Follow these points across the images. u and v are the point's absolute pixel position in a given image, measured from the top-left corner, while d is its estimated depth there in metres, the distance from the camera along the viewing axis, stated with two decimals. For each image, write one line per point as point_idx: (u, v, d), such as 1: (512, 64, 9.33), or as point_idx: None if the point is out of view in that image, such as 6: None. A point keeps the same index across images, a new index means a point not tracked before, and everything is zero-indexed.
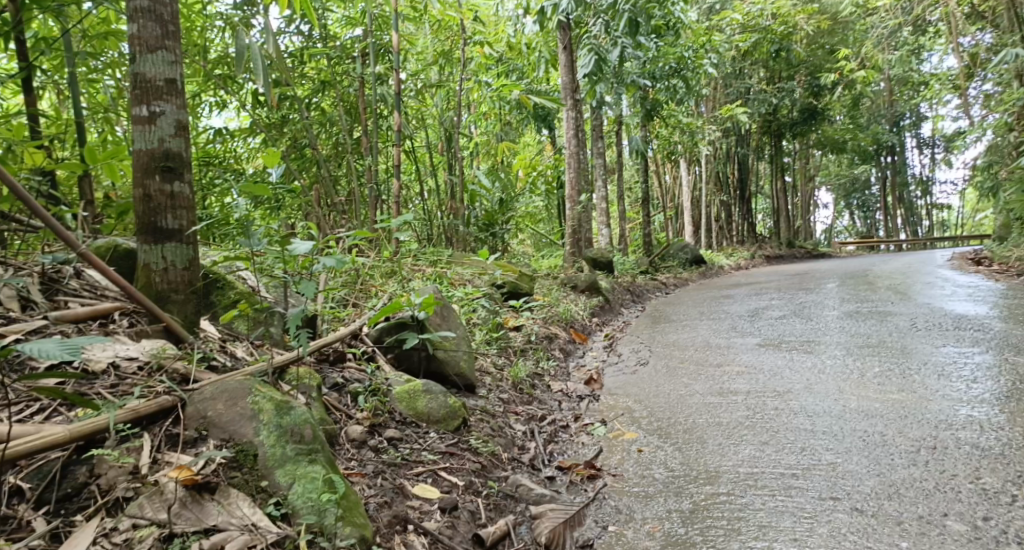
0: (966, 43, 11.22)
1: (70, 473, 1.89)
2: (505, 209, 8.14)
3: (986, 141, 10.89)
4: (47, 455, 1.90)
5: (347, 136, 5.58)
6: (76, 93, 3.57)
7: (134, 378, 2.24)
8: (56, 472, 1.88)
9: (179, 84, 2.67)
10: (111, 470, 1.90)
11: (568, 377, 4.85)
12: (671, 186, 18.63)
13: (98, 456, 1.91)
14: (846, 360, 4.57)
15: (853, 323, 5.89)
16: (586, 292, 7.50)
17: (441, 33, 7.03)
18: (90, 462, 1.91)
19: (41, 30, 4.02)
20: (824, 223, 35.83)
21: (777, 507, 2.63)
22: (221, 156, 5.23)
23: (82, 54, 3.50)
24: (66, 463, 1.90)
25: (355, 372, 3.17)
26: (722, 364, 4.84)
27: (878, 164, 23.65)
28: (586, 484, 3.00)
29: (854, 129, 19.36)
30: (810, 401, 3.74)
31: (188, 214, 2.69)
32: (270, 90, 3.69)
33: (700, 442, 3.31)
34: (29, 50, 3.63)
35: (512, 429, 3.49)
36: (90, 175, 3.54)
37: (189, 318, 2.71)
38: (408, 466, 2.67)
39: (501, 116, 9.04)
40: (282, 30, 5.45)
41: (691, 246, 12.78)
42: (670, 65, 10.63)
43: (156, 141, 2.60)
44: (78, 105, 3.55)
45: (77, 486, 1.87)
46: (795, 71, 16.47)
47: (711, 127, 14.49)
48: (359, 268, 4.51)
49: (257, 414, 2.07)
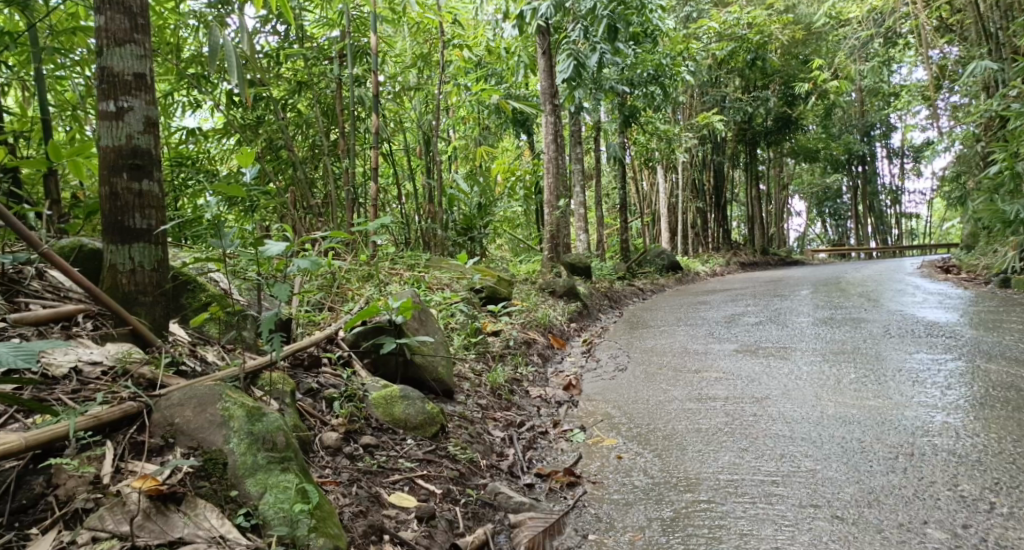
0: (936, 55, 11.40)
1: (25, 484, 1.79)
2: (484, 214, 8.10)
3: (955, 151, 11.10)
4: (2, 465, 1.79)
5: (324, 139, 5.50)
6: (42, 89, 3.46)
7: (97, 384, 2.13)
8: (10, 482, 1.78)
9: (148, 79, 2.58)
10: (70, 480, 1.81)
11: (545, 383, 4.80)
12: (648, 193, 18.74)
13: (56, 466, 1.81)
14: (822, 366, 4.58)
15: (828, 330, 5.92)
16: (564, 297, 7.47)
17: (419, 35, 6.98)
18: (48, 472, 1.81)
19: (5, 25, 3.90)
20: (799, 229, 36.28)
21: (758, 515, 2.60)
22: (193, 157, 5.12)
23: (48, 50, 3.39)
24: (22, 473, 1.79)
25: (330, 377, 3.10)
26: (700, 370, 4.83)
27: (849, 173, 24.02)
28: (566, 492, 2.95)
29: (826, 138, 19.62)
30: (788, 407, 3.73)
31: (157, 213, 2.59)
32: (245, 89, 3.61)
33: (680, 449, 3.28)
34: None
35: (490, 436, 3.43)
36: (56, 173, 3.43)
37: (157, 321, 2.62)
38: (385, 474, 2.60)
39: (479, 121, 9.01)
40: (258, 30, 5.35)
41: (667, 252, 12.86)
42: (648, 72, 10.68)
43: (124, 137, 2.52)
44: (43, 102, 3.43)
45: (33, 497, 1.77)
46: (770, 79, 16.66)
47: (688, 134, 14.57)
48: (335, 271, 4.44)
49: (227, 420, 1.98)
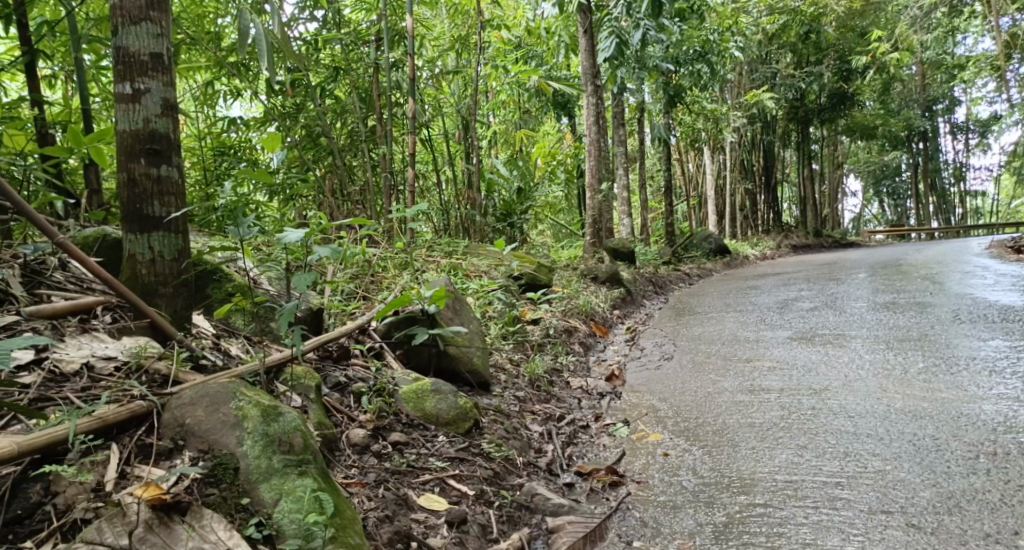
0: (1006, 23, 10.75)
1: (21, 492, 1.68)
2: (523, 198, 7.92)
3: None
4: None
5: (361, 125, 5.37)
6: (84, 79, 3.41)
7: (108, 381, 2.03)
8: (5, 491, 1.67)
9: (166, 60, 2.46)
10: (70, 488, 1.70)
11: (588, 372, 4.62)
12: (694, 175, 18.30)
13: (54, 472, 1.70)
14: (886, 355, 4.29)
15: (890, 315, 5.58)
16: (607, 283, 7.26)
17: (457, 17, 6.83)
18: (46, 479, 1.71)
19: (48, 16, 3.89)
20: (854, 210, 35.15)
21: (823, 522, 2.38)
22: (235, 146, 5.08)
23: (88, 38, 3.33)
24: (18, 480, 1.69)
25: (360, 370, 2.97)
26: (752, 358, 4.59)
27: (910, 151, 23.05)
28: (609, 493, 2.78)
29: (885, 114, 18.79)
30: (850, 400, 3.48)
31: (177, 201, 2.48)
32: (275, 74, 3.51)
33: (731, 446, 3.07)
34: (37, 34, 3.48)
35: (528, 431, 3.27)
36: (97, 164, 3.39)
37: (178, 313, 2.51)
38: (414, 475, 2.47)
39: (520, 104, 8.82)
40: (295, 17, 5.24)
41: (715, 236, 12.51)
42: (695, 48, 10.37)
43: (142, 121, 2.40)
44: (85, 92, 3.38)
45: (29, 507, 1.66)
46: (825, 54, 16.06)
47: (737, 114, 14.11)
48: (369, 259, 4.31)
49: (241, 421, 1.86)
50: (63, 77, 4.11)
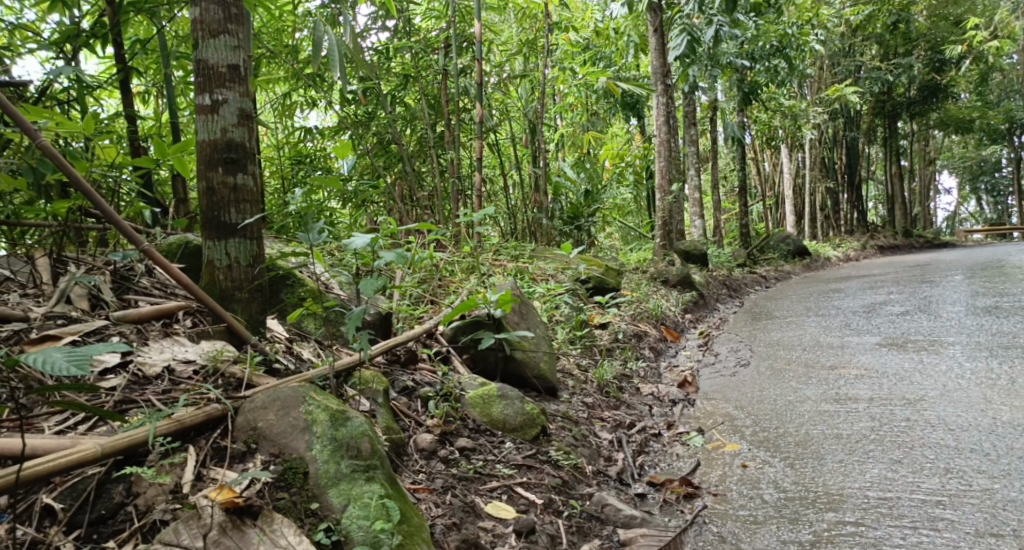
0: None
1: (105, 492, 1.75)
2: (591, 201, 7.85)
3: None
4: (85, 471, 1.76)
5: (431, 130, 5.43)
6: (173, 92, 3.57)
7: (187, 384, 2.09)
8: (90, 491, 1.74)
9: (242, 71, 2.52)
10: (150, 489, 1.75)
11: (659, 379, 4.53)
12: (770, 174, 17.78)
13: (135, 473, 1.76)
14: (989, 364, 4.10)
15: (991, 320, 5.28)
16: (678, 286, 7.11)
17: (526, 21, 6.85)
18: (128, 480, 1.77)
19: (140, 33, 4.10)
20: (945, 208, 33.39)
21: (924, 544, 2.34)
22: (311, 155, 5.21)
23: (175, 53, 3.49)
24: (103, 481, 1.76)
25: (427, 375, 2.98)
26: (836, 366, 4.42)
27: (1009, 145, 21.76)
28: (682, 505, 2.73)
29: (982, 106, 17.80)
30: (949, 412, 3.39)
31: (253, 208, 2.53)
32: (345, 85, 3.57)
33: (816, 459, 3.02)
34: (130, 50, 3.67)
35: (597, 438, 3.23)
36: (183, 174, 3.52)
37: (254, 317, 2.57)
38: (482, 481, 2.46)
39: (588, 107, 8.76)
40: (368, 27, 5.32)
41: (793, 237, 12.11)
42: (772, 43, 10.07)
43: (220, 131, 2.46)
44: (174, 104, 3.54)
45: (112, 507, 1.72)
46: (914, 44, 15.29)
47: (817, 109, 13.64)
48: (437, 263, 4.34)
49: (310, 425, 1.88)
50: (154, 93, 4.32)
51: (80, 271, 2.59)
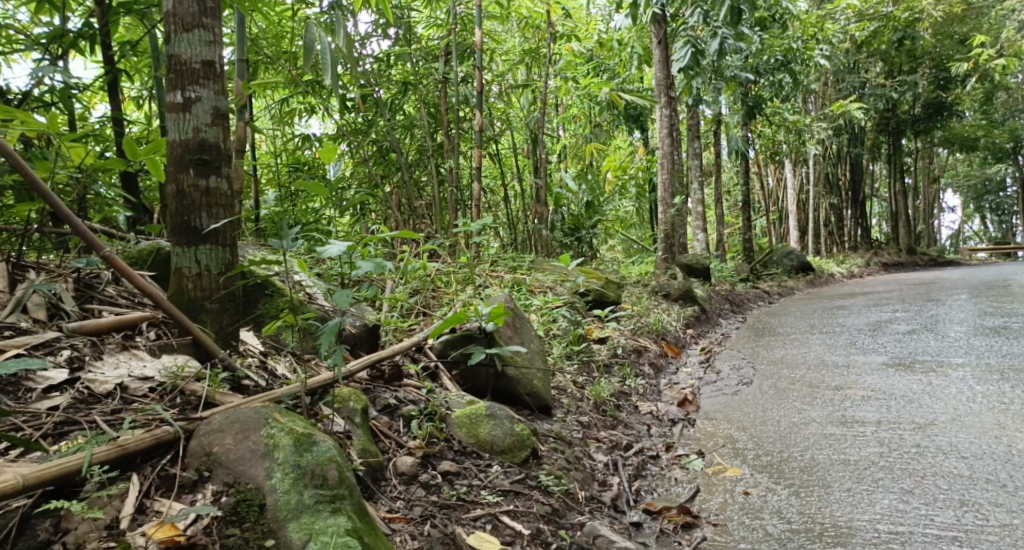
0: None
1: (29, 528, 1.62)
2: (592, 212, 7.72)
3: None
4: (8, 504, 1.63)
5: (428, 139, 5.28)
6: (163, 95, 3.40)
7: (139, 402, 2.03)
8: (12, 527, 1.60)
9: (218, 67, 2.37)
10: (82, 525, 1.64)
11: (658, 397, 4.36)
12: (775, 189, 17.65)
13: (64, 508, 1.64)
14: (1000, 387, 3.92)
15: (999, 341, 5.11)
16: (679, 301, 6.94)
17: (528, 30, 6.75)
18: (57, 515, 1.64)
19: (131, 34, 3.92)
20: (949, 226, 33.17)
21: None
22: (310, 163, 5.03)
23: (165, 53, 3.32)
24: (27, 515, 1.63)
25: (412, 392, 2.80)
26: (842, 386, 4.23)
27: (1013, 164, 21.69)
28: (681, 536, 2.57)
29: (986, 125, 17.68)
30: (961, 439, 3.21)
31: (226, 212, 2.38)
32: (338, 89, 3.38)
33: (823, 488, 2.84)
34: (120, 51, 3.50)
35: (591, 461, 3.05)
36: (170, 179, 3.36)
37: (224, 329, 2.41)
38: (465, 509, 2.29)
39: (591, 118, 8.64)
40: (368, 34, 5.18)
41: (796, 252, 11.94)
42: (776, 57, 9.95)
43: (192, 130, 2.31)
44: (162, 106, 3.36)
45: (36, 545, 1.59)
46: (918, 62, 15.31)
47: (821, 125, 13.53)
48: (430, 274, 4.17)
49: (271, 450, 1.80)
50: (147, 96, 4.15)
51: (38, 277, 2.44)
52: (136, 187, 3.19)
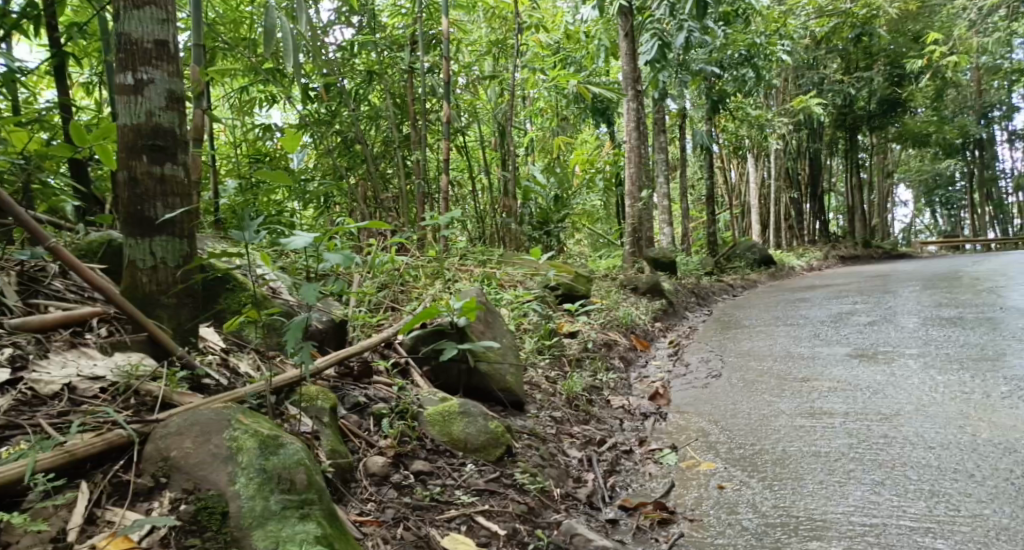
0: None
1: None
2: (561, 206, 7.66)
3: None
4: None
5: (394, 130, 5.15)
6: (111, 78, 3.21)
7: (89, 404, 1.92)
8: None
9: (171, 47, 2.23)
10: (25, 538, 1.52)
11: (630, 390, 4.32)
12: (737, 184, 17.84)
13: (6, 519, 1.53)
14: (962, 377, 3.97)
15: (957, 331, 5.20)
16: (647, 294, 6.94)
17: (495, 21, 6.66)
18: None
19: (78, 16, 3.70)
20: (901, 220, 34.00)
21: None
22: (270, 153, 4.86)
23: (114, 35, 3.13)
24: None
25: (382, 390, 2.71)
26: (809, 378, 4.24)
27: (961, 160, 22.33)
28: (658, 532, 2.52)
29: (938, 121, 18.13)
30: (927, 429, 3.23)
31: (182, 202, 2.25)
32: (300, 74, 3.19)
33: (796, 480, 2.82)
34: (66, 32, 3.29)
35: (566, 457, 2.99)
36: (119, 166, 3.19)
37: (182, 325, 2.29)
38: (439, 510, 2.20)
39: (558, 111, 8.59)
40: (331, 22, 5.03)
41: (758, 246, 12.07)
42: (740, 52, 10.10)
43: (144, 114, 2.17)
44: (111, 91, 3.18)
45: None
46: (873, 59, 15.66)
47: (783, 120, 13.69)
48: (398, 267, 4.07)
49: (234, 454, 1.73)
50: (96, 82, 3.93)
51: None
52: (84, 175, 3.03)
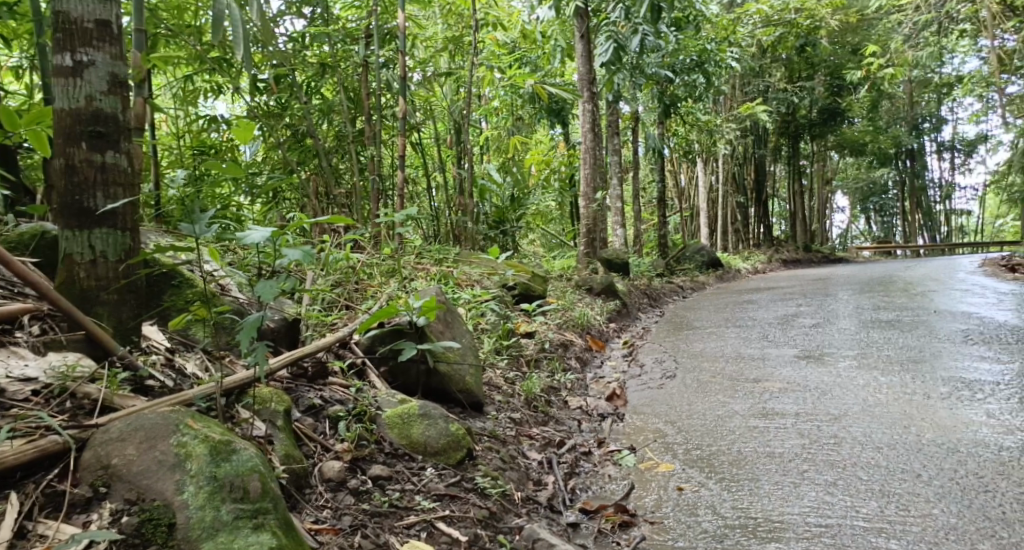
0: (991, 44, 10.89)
1: None
2: (516, 206, 7.60)
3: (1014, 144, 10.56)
4: None
5: (348, 125, 5.01)
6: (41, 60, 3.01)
7: (20, 407, 1.82)
8: None
9: (114, 28, 2.09)
10: None
11: (586, 391, 4.30)
12: (686, 188, 18.06)
13: None
14: (904, 378, 4.06)
15: (896, 333, 5.35)
16: (602, 295, 6.95)
17: (451, 17, 6.55)
18: None
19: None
20: (838, 226, 35.02)
21: None
22: (216, 146, 4.67)
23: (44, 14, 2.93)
24: None
25: (338, 391, 2.61)
26: (760, 379, 4.29)
27: (896, 168, 23.18)
28: (619, 535, 2.50)
29: (874, 131, 18.78)
30: (874, 430, 3.28)
31: (125, 192, 2.12)
32: (251, 64, 3.03)
33: (752, 481, 2.83)
34: None
35: (526, 460, 2.94)
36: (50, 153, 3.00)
37: (124, 324, 2.16)
38: (398, 516, 2.12)
39: (512, 111, 8.53)
40: (282, 13, 4.85)
41: (707, 248, 12.23)
42: (691, 58, 10.23)
43: (84, 98, 2.03)
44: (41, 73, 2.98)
45: None
46: (814, 70, 16.33)
47: (730, 125, 13.93)
48: (353, 265, 3.95)
49: (182, 461, 1.67)
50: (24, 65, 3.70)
51: None
52: (14, 163, 2.83)
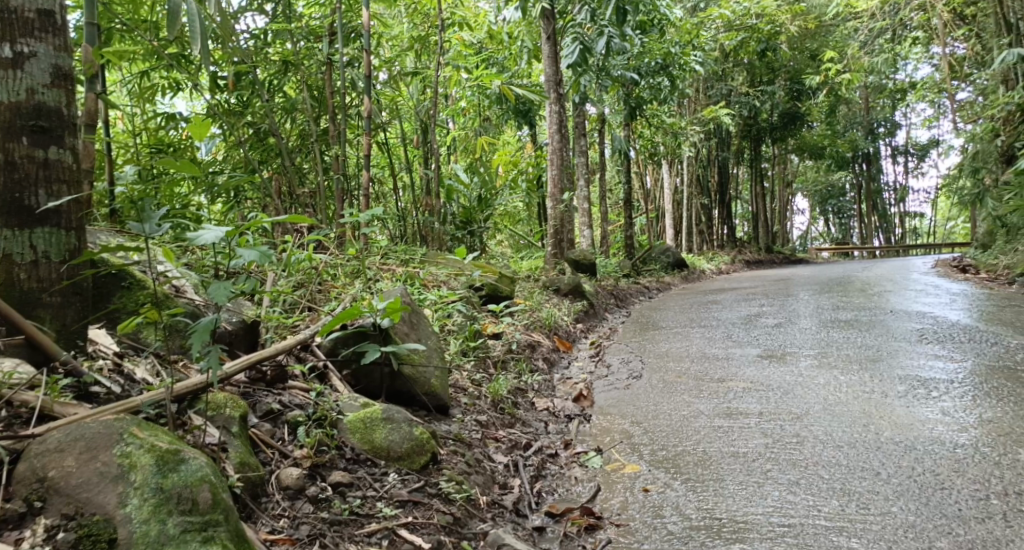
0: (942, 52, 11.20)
1: None
2: (484, 206, 7.55)
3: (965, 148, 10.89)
4: None
5: (312, 123, 4.91)
6: None
7: None
8: None
9: (57, 19, 2.00)
10: None
11: (553, 392, 4.27)
12: (653, 189, 18.16)
13: None
14: (864, 376, 4.11)
15: (855, 332, 5.43)
16: (569, 296, 6.94)
17: (417, 16, 6.46)
18: None
19: None
20: (799, 227, 35.65)
21: None
22: (173, 144, 4.53)
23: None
24: None
25: (298, 396, 2.54)
26: (724, 379, 4.29)
27: (853, 171, 23.68)
28: (585, 538, 2.47)
29: (832, 135, 19.16)
30: (836, 428, 3.30)
31: (70, 189, 2.03)
32: (208, 59, 2.92)
33: (717, 482, 2.82)
34: None
35: (491, 463, 2.90)
36: None
37: (68, 328, 2.07)
38: (358, 524, 2.06)
39: (479, 111, 8.47)
40: (242, 9, 4.72)
41: (672, 249, 12.32)
42: (656, 61, 10.30)
43: (24, 91, 1.94)
44: None
45: None
46: (776, 74, 16.60)
47: (694, 128, 14.04)
48: (316, 266, 3.86)
49: (126, 472, 1.59)
50: None
51: None
52: None
